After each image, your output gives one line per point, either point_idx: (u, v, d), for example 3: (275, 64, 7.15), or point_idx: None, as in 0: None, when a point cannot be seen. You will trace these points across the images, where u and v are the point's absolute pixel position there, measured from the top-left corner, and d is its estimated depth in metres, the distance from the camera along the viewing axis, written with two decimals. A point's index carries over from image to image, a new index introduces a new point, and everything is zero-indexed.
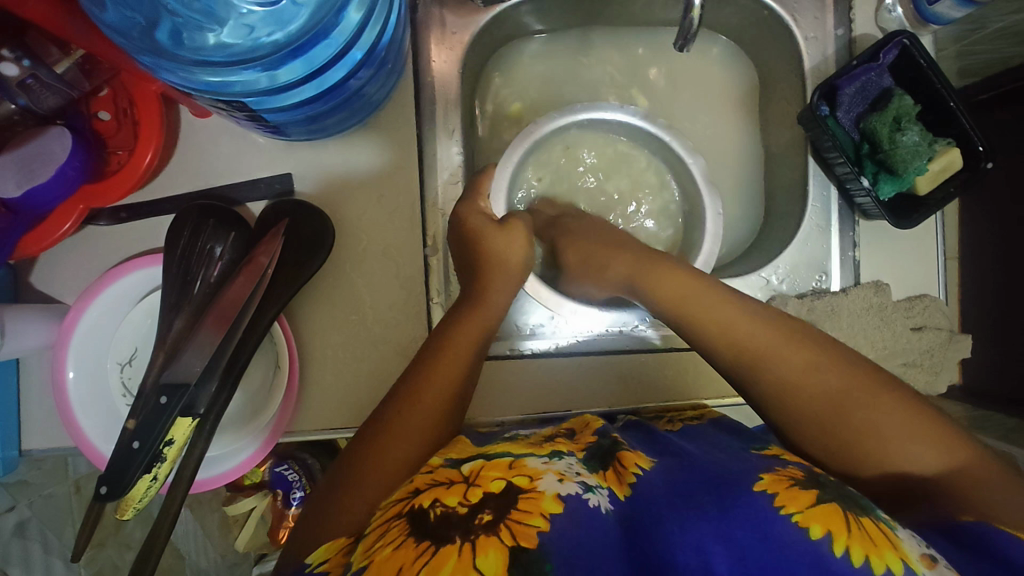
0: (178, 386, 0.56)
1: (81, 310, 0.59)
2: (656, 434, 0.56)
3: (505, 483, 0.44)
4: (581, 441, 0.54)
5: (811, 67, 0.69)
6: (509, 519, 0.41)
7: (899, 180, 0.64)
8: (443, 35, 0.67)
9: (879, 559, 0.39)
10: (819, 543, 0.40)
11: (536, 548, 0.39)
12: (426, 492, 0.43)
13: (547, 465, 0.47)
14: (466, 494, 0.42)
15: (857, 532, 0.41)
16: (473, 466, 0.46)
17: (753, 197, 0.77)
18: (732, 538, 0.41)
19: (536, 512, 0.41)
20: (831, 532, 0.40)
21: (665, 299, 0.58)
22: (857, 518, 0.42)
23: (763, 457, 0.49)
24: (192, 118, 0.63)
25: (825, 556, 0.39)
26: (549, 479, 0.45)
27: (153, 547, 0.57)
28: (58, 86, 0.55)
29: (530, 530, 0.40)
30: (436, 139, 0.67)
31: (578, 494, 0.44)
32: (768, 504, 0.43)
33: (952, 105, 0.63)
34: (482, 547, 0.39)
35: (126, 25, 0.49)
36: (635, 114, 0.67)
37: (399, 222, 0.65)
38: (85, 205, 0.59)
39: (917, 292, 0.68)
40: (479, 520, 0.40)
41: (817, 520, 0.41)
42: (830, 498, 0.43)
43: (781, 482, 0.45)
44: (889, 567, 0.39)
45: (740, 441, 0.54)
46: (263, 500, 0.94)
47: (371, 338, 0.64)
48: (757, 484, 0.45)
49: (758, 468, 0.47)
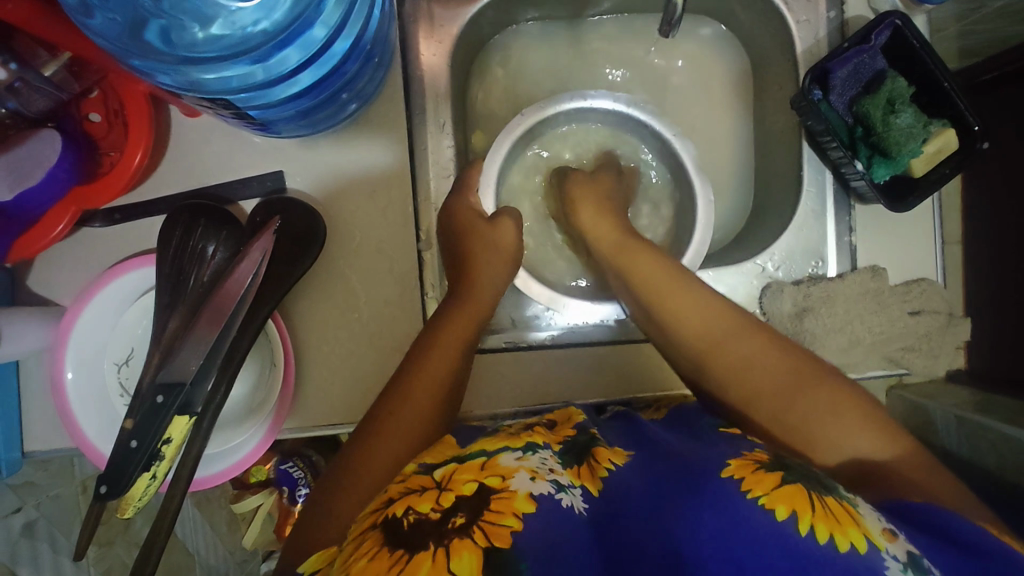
0: (174, 385, 0.56)
1: (77, 312, 0.59)
2: (642, 427, 0.56)
3: (477, 485, 0.44)
4: (559, 434, 0.54)
5: (803, 52, 0.68)
6: (482, 521, 0.41)
7: (893, 162, 0.63)
8: (432, 28, 0.67)
9: (842, 536, 0.40)
10: (784, 524, 0.40)
11: (511, 548, 0.40)
12: (400, 500, 0.44)
13: (520, 462, 0.47)
14: (438, 499, 0.43)
15: (820, 511, 0.41)
16: (446, 471, 0.46)
17: (747, 185, 0.77)
18: (699, 526, 0.41)
19: (507, 512, 0.42)
20: (796, 512, 0.41)
21: (658, 285, 0.58)
22: (820, 497, 0.42)
23: (730, 442, 0.49)
24: (182, 118, 0.63)
25: (790, 536, 0.40)
26: (521, 478, 0.45)
27: (155, 542, 0.58)
28: (47, 88, 0.55)
29: (503, 530, 0.41)
30: (426, 133, 0.67)
31: (550, 493, 0.44)
32: (735, 489, 0.43)
33: (947, 86, 0.62)
34: (456, 550, 0.39)
35: (113, 30, 0.49)
36: (619, 102, 0.66)
37: (392, 218, 0.65)
38: (78, 207, 0.58)
39: (915, 277, 0.68)
40: (452, 524, 0.41)
41: (781, 502, 0.41)
42: (794, 480, 0.43)
43: (747, 467, 0.45)
44: (853, 544, 0.39)
45: (711, 419, 0.54)
46: (268, 498, 0.96)
47: (366, 332, 0.64)
48: (724, 471, 0.45)
49: (725, 455, 0.47)
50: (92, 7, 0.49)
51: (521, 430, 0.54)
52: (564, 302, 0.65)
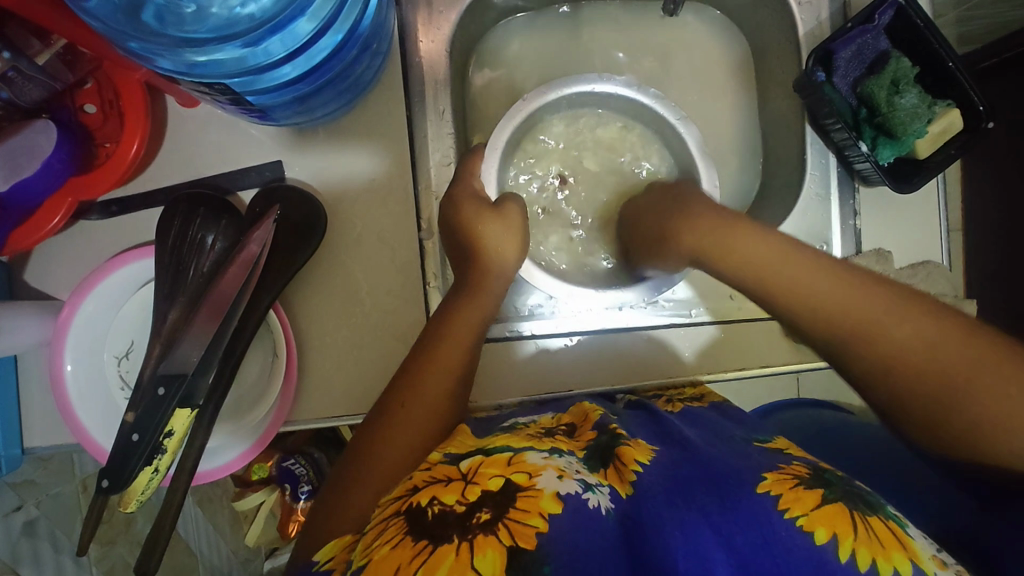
0: (175, 376, 0.55)
1: (76, 304, 0.58)
2: (668, 421, 0.56)
3: (503, 480, 0.44)
4: (581, 439, 0.54)
5: (805, 33, 0.67)
6: (507, 519, 0.40)
7: (898, 143, 0.63)
8: (430, 15, 0.66)
9: (885, 562, 0.40)
10: (824, 548, 0.41)
11: (535, 549, 0.39)
12: (425, 490, 0.44)
13: (547, 461, 0.47)
14: (464, 492, 0.43)
15: (864, 535, 0.41)
16: (472, 463, 0.47)
17: (750, 168, 0.76)
18: (733, 543, 0.41)
19: (534, 511, 0.41)
20: (836, 537, 0.41)
21: (688, 250, 0.58)
22: (865, 519, 0.43)
23: (767, 453, 0.50)
24: (179, 108, 0.62)
25: (830, 562, 0.40)
26: (549, 476, 0.44)
27: (158, 537, 0.57)
28: (41, 78, 0.55)
29: (528, 530, 0.40)
30: (426, 121, 0.66)
31: (577, 493, 0.43)
32: (772, 506, 0.43)
33: (952, 65, 0.62)
34: (479, 547, 0.38)
35: (109, 11, 0.48)
36: (619, 85, 0.65)
37: (393, 206, 0.64)
38: (74, 198, 0.57)
39: (920, 259, 0.67)
40: (477, 519, 0.40)
41: (822, 525, 0.42)
42: (836, 498, 0.44)
43: (784, 483, 0.45)
44: (897, 570, 0.40)
45: (744, 433, 0.55)
46: (270, 495, 0.94)
47: (369, 324, 0.63)
48: (762, 485, 0.45)
49: (761, 467, 0.47)
50: None
51: (542, 433, 0.55)
52: (569, 291, 0.64)
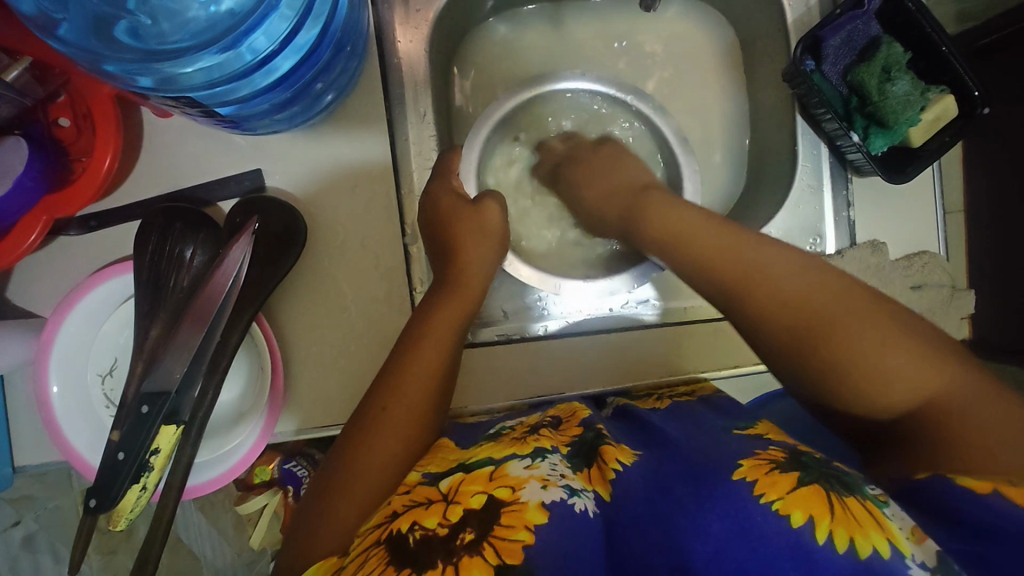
0: (157, 394, 0.55)
1: (58, 322, 0.57)
2: (649, 421, 0.55)
3: (485, 497, 0.44)
4: (566, 434, 0.54)
5: (794, 20, 0.65)
6: (492, 536, 0.40)
7: (891, 132, 0.61)
8: (408, 14, 0.64)
9: (864, 540, 0.38)
10: (801, 531, 0.39)
11: (522, 564, 0.38)
12: (404, 516, 0.43)
13: (530, 470, 0.46)
14: (445, 513, 0.43)
15: (841, 515, 0.40)
16: (452, 482, 0.46)
17: (739, 161, 0.75)
18: (708, 531, 0.41)
19: (519, 525, 0.41)
20: (813, 519, 0.39)
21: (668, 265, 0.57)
22: (841, 498, 0.41)
23: (746, 440, 0.49)
24: (154, 118, 0.61)
25: (806, 544, 0.39)
26: (532, 487, 0.44)
27: (149, 554, 0.57)
28: (10, 94, 0.54)
29: (514, 546, 0.39)
30: (406, 122, 0.65)
31: (563, 500, 0.43)
32: (748, 493, 0.42)
33: (945, 49, 0.60)
34: (465, 568, 0.38)
35: (81, 34, 0.48)
36: (591, 81, 0.65)
37: (376, 214, 0.63)
38: (49, 216, 0.56)
39: (917, 249, 0.66)
40: (460, 541, 0.40)
41: (798, 507, 0.40)
42: (812, 480, 0.42)
43: (760, 467, 0.44)
44: (876, 548, 0.38)
45: (722, 422, 0.53)
46: (273, 497, 0.93)
47: (354, 331, 0.63)
48: (737, 472, 0.44)
49: (738, 454, 0.46)
50: (58, 19, 0.48)
51: (526, 433, 0.54)
52: (558, 283, 0.65)
